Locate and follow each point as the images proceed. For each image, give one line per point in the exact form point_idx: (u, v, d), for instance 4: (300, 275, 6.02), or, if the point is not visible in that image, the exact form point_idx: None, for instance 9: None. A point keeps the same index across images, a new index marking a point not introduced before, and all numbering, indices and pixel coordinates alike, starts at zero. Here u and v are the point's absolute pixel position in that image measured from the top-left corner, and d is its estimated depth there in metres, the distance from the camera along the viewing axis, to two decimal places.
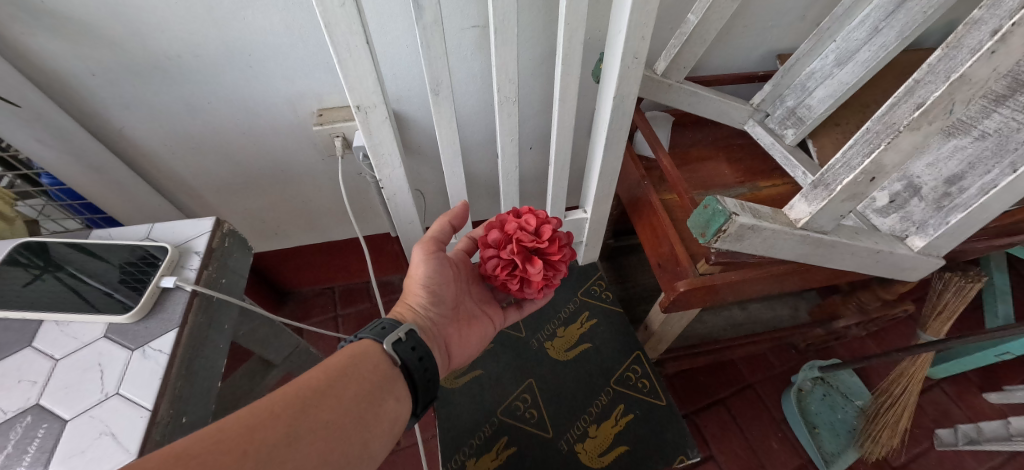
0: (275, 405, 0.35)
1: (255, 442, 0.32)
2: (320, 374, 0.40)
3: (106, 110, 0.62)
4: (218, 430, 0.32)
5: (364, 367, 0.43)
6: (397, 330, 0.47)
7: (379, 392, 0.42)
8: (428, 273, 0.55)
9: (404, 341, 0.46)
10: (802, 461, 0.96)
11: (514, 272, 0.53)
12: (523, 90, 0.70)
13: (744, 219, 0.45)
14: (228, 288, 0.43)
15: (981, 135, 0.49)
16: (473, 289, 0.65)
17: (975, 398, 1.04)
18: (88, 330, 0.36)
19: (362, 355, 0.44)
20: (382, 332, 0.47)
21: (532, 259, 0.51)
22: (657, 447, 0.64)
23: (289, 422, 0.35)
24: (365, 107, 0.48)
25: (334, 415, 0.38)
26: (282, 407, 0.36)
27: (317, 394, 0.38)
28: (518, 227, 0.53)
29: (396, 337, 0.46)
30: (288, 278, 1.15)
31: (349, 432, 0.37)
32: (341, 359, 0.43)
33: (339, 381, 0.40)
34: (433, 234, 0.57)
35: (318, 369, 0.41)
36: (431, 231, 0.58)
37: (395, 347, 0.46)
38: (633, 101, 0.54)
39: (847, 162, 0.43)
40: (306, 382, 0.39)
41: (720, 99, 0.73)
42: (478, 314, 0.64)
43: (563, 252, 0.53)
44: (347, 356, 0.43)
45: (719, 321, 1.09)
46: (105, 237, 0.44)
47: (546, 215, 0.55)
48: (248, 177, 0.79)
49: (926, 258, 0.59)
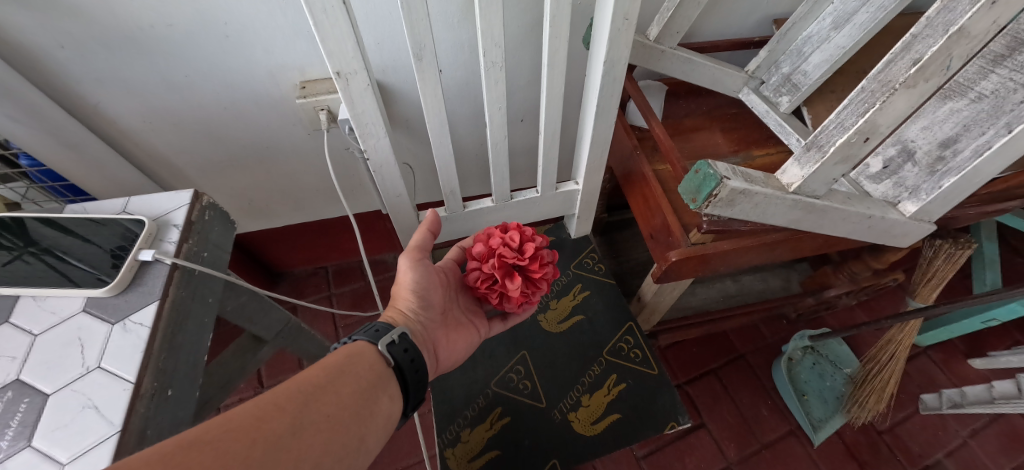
0: (279, 397, 0.36)
1: (261, 432, 0.33)
2: (319, 370, 0.40)
3: (77, 84, 0.59)
4: (225, 418, 0.32)
5: (363, 366, 0.43)
6: (391, 332, 0.46)
7: (374, 391, 0.42)
8: (416, 279, 0.55)
9: (397, 343, 0.46)
10: (791, 427, 0.99)
11: (494, 285, 0.54)
12: (512, 59, 0.67)
13: (735, 183, 0.45)
14: (210, 262, 0.42)
15: (977, 97, 0.45)
16: (461, 297, 0.65)
17: (960, 365, 1.06)
18: (66, 305, 0.35)
19: (357, 354, 0.44)
20: (376, 334, 0.47)
21: (513, 277, 0.51)
22: (649, 414, 0.64)
23: (292, 414, 0.35)
24: (346, 74, 0.45)
25: (335, 409, 0.38)
26: (285, 400, 0.36)
27: (318, 389, 0.38)
28: (503, 243, 0.53)
29: (390, 338, 0.46)
30: (279, 258, 1.14)
31: (349, 428, 0.38)
32: (340, 356, 0.43)
33: (338, 378, 0.40)
34: (416, 243, 0.57)
35: (315, 366, 0.40)
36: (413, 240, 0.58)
37: (389, 349, 0.45)
38: (624, 66, 0.52)
39: (841, 122, 0.42)
40: (307, 377, 0.39)
41: (715, 66, 0.71)
42: (466, 322, 0.64)
43: (546, 268, 0.53)
44: (346, 354, 0.43)
45: (712, 293, 1.10)
46: (80, 211, 0.42)
47: (532, 232, 0.55)
48: (232, 155, 0.77)
49: (918, 224, 0.59)
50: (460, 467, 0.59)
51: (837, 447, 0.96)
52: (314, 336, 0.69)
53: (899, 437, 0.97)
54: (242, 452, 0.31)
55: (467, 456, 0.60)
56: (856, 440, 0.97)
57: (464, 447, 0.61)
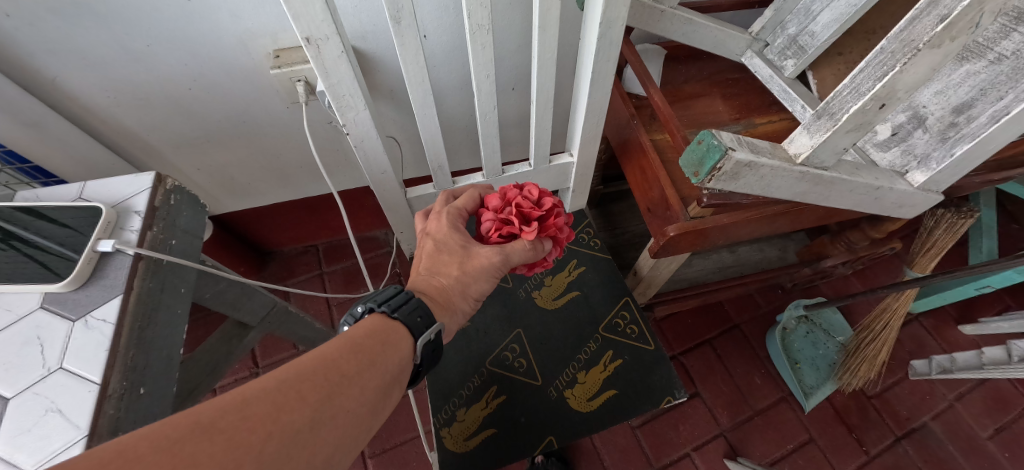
0: (303, 383, 0.30)
1: (279, 425, 0.28)
2: (346, 355, 0.34)
3: (31, 57, 0.53)
4: (239, 402, 0.27)
5: (392, 357, 0.37)
6: (430, 329, 0.40)
7: (395, 385, 0.36)
8: (484, 291, 0.49)
9: (431, 341, 0.40)
10: (783, 394, 1.01)
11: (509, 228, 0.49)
12: (501, 20, 0.62)
13: (740, 154, 0.42)
14: (180, 250, 0.39)
15: (997, 58, 0.42)
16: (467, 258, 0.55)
17: (950, 331, 1.08)
18: (22, 301, 0.33)
19: (389, 341, 0.37)
20: (417, 322, 0.40)
21: (534, 224, 0.48)
22: (645, 390, 0.64)
23: (314, 406, 0.30)
24: (317, 39, 0.41)
25: (358, 404, 0.32)
26: (308, 389, 0.30)
27: (345, 378, 0.32)
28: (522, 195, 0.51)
29: (427, 337, 0.40)
30: (266, 237, 1.11)
31: (366, 425, 0.32)
32: (370, 342, 0.36)
33: (366, 368, 0.34)
34: (515, 260, 0.48)
35: (344, 348, 0.34)
36: (511, 248, 0.47)
37: (421, 346, 0.39)
38: (622, 27, 0.48)
39: (856, 87, 0.39)
40: (334, 362, 0.33)
41: (717, 28, 0.66)
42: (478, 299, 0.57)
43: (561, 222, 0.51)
44: (376, 339, 0.37)
45: (708, 265, 1.09)
46: (33, 199, 0.39)
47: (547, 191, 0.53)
48: (208, 130, 0.73)
49: (925, 194, 0.57)
50: (457, 446, 0.60)
51: (827, 412, 0.99)
52: (303, 319, 0.67)
53: (888, 401, 1.00)
54: (256, 445, 0.26)
55: (463, 434, 0.61)
56: (845, 406, 0.99)
57: (459, 426, 0.61)
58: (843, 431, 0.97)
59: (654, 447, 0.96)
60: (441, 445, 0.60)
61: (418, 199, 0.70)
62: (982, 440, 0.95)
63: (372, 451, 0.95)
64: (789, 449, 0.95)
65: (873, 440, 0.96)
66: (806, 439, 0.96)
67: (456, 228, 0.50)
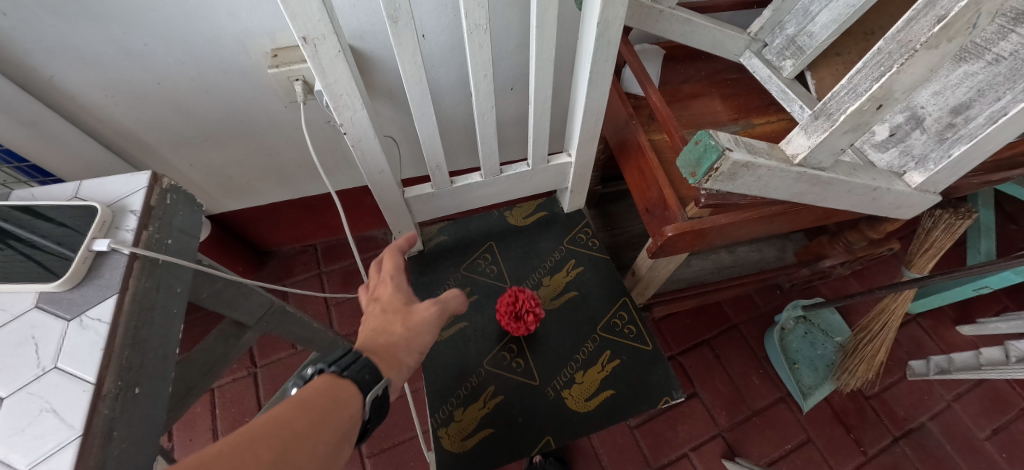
0: (257, 450, 0.29)
1: None
2: (299, 419, 0.33)
3: (28, 56, 0.53)
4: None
5: (348, 412, 0.36)
6: (379, 390, 0.39)
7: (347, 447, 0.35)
8: (428, 345, 0.48)
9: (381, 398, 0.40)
10: (781, 394, 1.01)
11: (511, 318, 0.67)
12: (499, 20, 0.62)
13: (737, 155, 0.42)
14: (176, 249, 0.39)
15: (995, 59, 0.42)
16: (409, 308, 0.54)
17: (947, 331, 1.08)
18: (17, 300, 0.33)
19: (342, 400, 0.37)
20: (367, 378, 0.39)
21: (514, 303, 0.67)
22: (643, 390, 0.64)
23: (270, 464, 0.29)
24: (313, 39, 0.41)
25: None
26: (261, 456, 0.29)
27: (300, 444, 0.32)
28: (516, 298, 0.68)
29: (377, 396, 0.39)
30: (264, 236, 1.11)
31: None
32: (323, 404, 0.35)
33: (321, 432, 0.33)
34: (452, 306, 0.52)
35: (295, 413, 0.33)
36: (446, 297, 0.51)
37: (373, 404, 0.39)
38: (619, 27, 0.48)
39: (853, 88, 0.39)
40: (287, 427, 0.32)
41: (715, 28, 0.66)
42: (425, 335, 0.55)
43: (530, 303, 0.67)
44: (329, 399, 0.36)
45: (706, 265, 1.09)
46: (29, 198, 0.39)
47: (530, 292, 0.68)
48: (206, 129, 0.72)
49: (924, 195, 0.57)
50: (455, 446, 0.60)
51: (824, 412, 0.99)
52: (301, 318, 0.67)
53: (886, 401, 1.00)
54: None
55: (460, 434, 0.61)
56: (844, 406, 0.99)
57: (456, 426, 0.61)
58: (840, 431, 0.97)
59: (652, 447, 0.96)
60: (438, 445, 0.60)
61: (416, 199, 0.70)
62: (980, 441, 0.95)
63: (370, 451, 0.95)
64: (787, 450, 0.95)
65: (870, 440, 0.96)
66: (804, 439, 0.96)
67: (400, 287, 0.51)
